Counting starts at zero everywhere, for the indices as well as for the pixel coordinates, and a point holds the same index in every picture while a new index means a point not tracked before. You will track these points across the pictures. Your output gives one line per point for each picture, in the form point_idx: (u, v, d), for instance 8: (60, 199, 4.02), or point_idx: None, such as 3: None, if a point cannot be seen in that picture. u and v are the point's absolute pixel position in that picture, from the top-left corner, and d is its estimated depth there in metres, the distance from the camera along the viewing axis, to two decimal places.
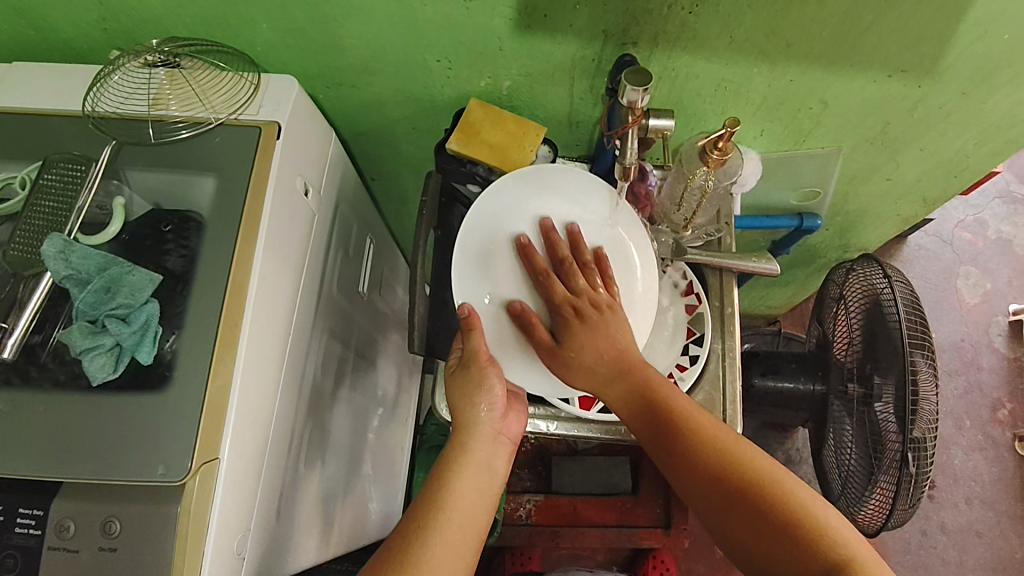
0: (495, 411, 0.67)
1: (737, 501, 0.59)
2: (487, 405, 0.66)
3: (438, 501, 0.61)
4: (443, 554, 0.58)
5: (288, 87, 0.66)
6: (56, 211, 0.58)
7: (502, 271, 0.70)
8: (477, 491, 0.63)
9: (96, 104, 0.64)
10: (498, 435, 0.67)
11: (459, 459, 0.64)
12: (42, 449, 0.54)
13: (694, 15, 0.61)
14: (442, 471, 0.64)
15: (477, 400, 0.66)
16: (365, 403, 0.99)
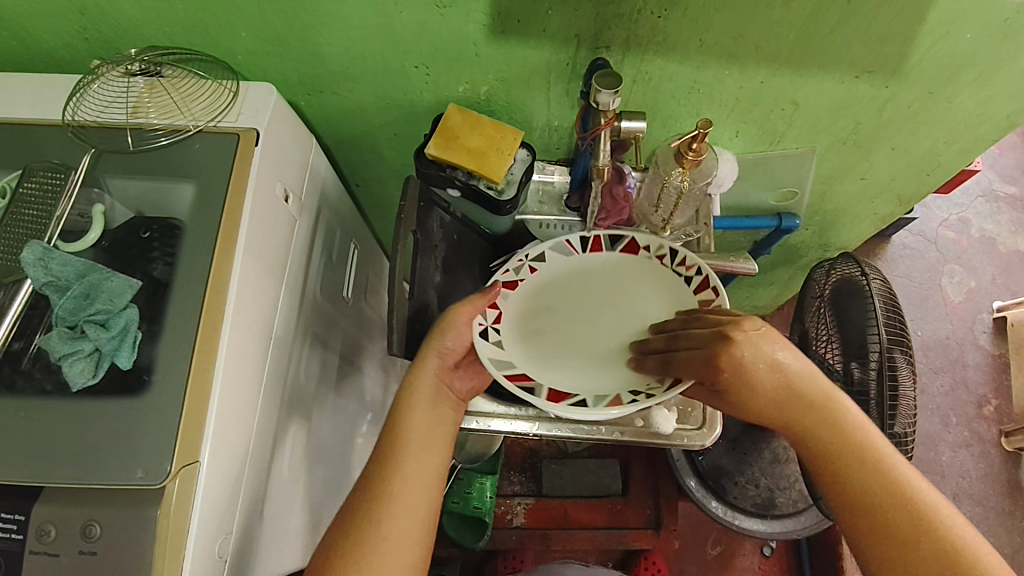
0: (447, 362, 0.67)
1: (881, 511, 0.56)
2: (439, 356, 0.66)
3: (393, 455, 0.62)
4: (403, 512, 0.60)
5: (267, 94, 0.67)
6: (37, 219, 0.59)
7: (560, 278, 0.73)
8: (425, 441, 0.64)
9: (76, 112, 0.65)
10: (444, 385, 0.67)
11: (410, 412, 0.65)
12: (23, 453, 0.54)
13: (663, 18, 0.62)
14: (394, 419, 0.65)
15: (438, 355, 0.66)
16: (352, 409, 1.00)
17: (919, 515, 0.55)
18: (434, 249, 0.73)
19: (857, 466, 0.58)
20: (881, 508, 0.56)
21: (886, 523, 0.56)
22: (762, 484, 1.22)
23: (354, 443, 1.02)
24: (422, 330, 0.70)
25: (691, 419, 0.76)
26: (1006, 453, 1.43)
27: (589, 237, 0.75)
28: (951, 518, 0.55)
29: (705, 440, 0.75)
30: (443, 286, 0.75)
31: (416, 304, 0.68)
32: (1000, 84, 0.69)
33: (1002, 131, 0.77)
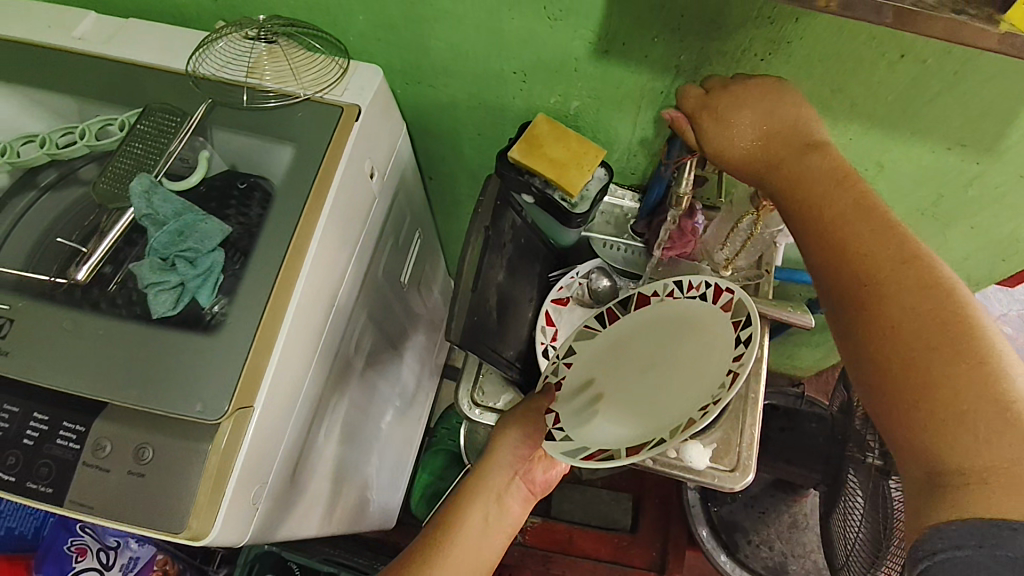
0: (521, 457, 0.69)
1: (911, 305, 0.46)
2: (513, 450, 0.68)
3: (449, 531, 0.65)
4: None
5: (373, 75, 0.70)
6: (150, 153, 0.63)
7: (607, 353, 0.67)
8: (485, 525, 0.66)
9: (198, 65, 0.69)
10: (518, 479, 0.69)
11: (475, 491, 0.68)
12: (92, 368, 0.57)
13: (765, 62, 0.64)
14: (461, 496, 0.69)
15: (509, 442, 0.69)
16: (385, 397, 1.01)
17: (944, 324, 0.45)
18: (502, 247, 0.75)
19: (921, 335, 0.45)
20: (924, 332, 0.45)
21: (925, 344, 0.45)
22: (777, 547, 1.24)
23: (380, 428, 1.04)
24: (478, 323, 0.71)
25: (724, 461, 0.76)
26: None
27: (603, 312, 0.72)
28: None
29: (736, 483, 0.74)
30: (504, 285, 0.77)
31: (478, 297, 0.70)
32: None
33: None
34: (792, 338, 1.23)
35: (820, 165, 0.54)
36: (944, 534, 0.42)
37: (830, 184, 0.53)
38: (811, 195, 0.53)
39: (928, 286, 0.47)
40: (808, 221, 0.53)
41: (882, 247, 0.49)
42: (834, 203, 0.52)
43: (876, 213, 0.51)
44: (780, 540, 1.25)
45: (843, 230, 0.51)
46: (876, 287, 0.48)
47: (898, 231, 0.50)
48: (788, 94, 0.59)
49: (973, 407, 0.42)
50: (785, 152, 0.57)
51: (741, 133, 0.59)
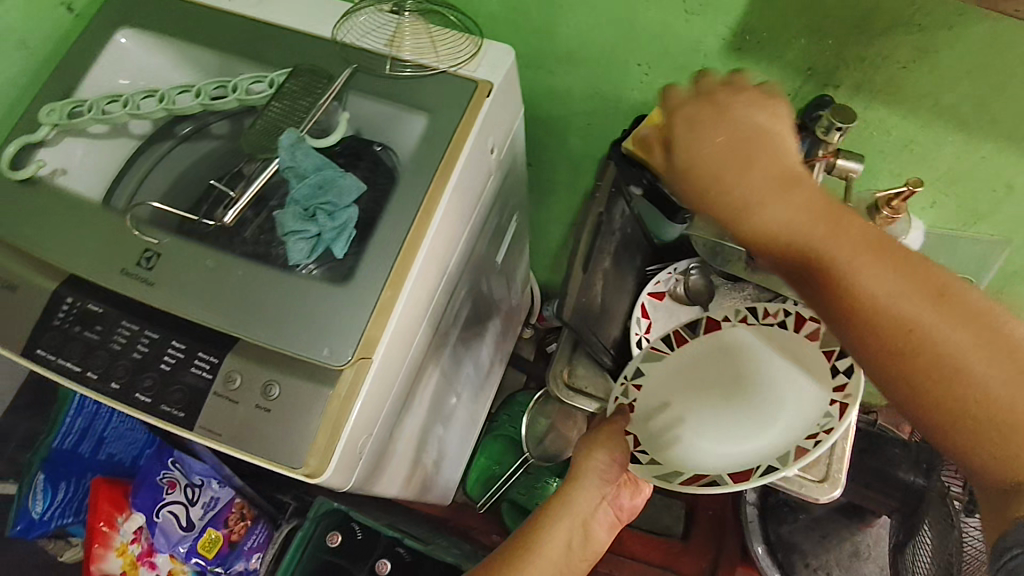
0: (606, 480, 0.68)
1: (944, 349, 0.41)
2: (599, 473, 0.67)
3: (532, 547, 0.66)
4: None
5: (506, 54, 0.72)
6: (299, 111, 0.66)
7: (675, 370, 0.67)
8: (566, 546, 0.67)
9: (342, 32, 0.72)
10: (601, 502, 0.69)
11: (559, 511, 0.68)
12: (232, 306, 0.61)
13: (906, 70, 0.63)
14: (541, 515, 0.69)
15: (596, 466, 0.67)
16: (457, 391, 1.02)
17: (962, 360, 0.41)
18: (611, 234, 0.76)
19: (958, 339, 0.41)
20: (952, 371, 0.41)
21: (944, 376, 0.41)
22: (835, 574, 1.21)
23: (457, 404, 1.06)
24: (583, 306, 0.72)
25: (813, 471, 0.75)
26: None
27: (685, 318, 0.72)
28: None
29: (822, 495, 0.73)
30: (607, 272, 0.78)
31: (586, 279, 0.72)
32: None
33: None
34: None
35: (757, 156, 0.46)
36: (1015, 537, 0.43)
37: (774, 176, 0.45)
38: (725, 169, 0.46)
39: (955, 313, 0.41)
40: (723, 203, 0.46)
41: (792, 229, 0.44)
42: (766, 202, 0.45)
43: (849, 221, 0.44)
44: (840, 568, 1.22)
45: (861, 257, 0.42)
46: (894, 320, 0.42)
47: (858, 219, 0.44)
48: (736, 106, 0.49)
49: (1022, 412, 0.40)
50: (717, 122, 0.48)
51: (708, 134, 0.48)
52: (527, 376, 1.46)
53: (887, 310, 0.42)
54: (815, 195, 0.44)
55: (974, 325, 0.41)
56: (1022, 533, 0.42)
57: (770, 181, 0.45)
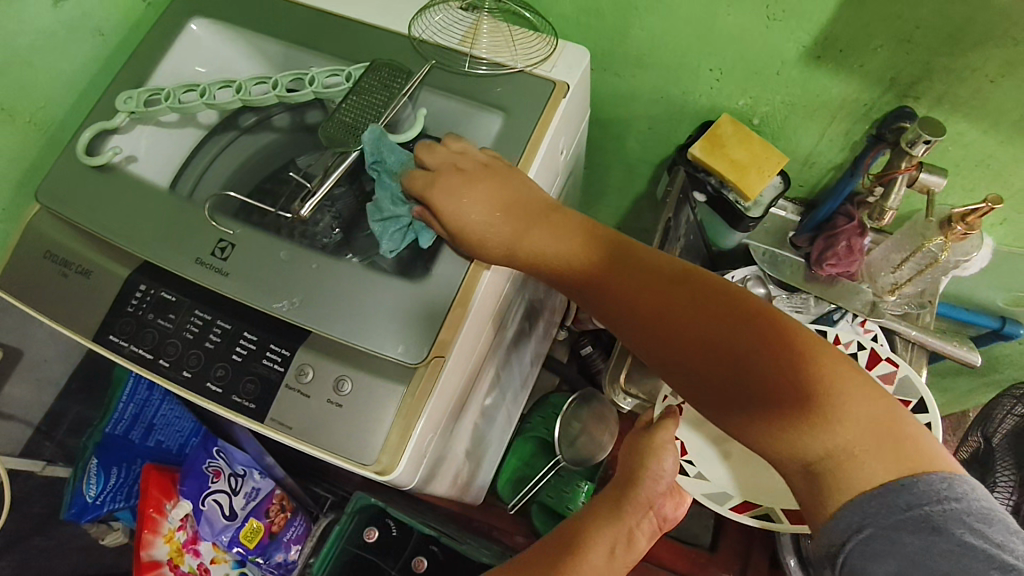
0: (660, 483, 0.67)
1: (722, 367, 0.47)
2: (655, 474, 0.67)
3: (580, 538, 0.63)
4: None
5: (582, 54, 0.71)
6: (376, 106, 0.65)
7: None
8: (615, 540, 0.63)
9: (417, 28, 0.72)
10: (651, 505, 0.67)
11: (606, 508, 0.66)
12: (306, 300, 0.61)
13: (993, 84, 0.62)
14: (591, 521, 0.65)
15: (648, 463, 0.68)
16: (502, 399, 1.02)
17: (804, 398, 0.44)
18: None
19: (853, 438, 0.43)
20: (782, 411, 0.45)
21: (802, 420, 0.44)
22: None
23: (502, 405, 1.06)
24: None
25: None
26: None
27: None
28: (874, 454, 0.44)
29: None
30: None
31: None
32: None
33: None
34: None
35: (507, 199, 0.56)
36: (848, 522, 0.44)
37: (541, 217, 0.55)
38: (634, 247, 0.53)
39: (726, 340, 0.47)
40: (540, 268, 0.55)
41: (592, 264, 0.53)
42: (540, 236, 0.55)
43: (663, 272, 0.51)
44: None
45: (625, 292, 0.51)
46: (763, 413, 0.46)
47: (656, 259, 0.52)
48: (512, 175, 0.58)
49: (851, 442, 0.43)
50: (531, 216, 0.56)
51: (469, 210, 0.56)
52: (559, 380, 1.45)
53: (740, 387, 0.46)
54: (577, 226, 0.55)
55: (763, 346, 0.46)
56: (837, 531, 0.45)
57: (546, 221, 0.55)
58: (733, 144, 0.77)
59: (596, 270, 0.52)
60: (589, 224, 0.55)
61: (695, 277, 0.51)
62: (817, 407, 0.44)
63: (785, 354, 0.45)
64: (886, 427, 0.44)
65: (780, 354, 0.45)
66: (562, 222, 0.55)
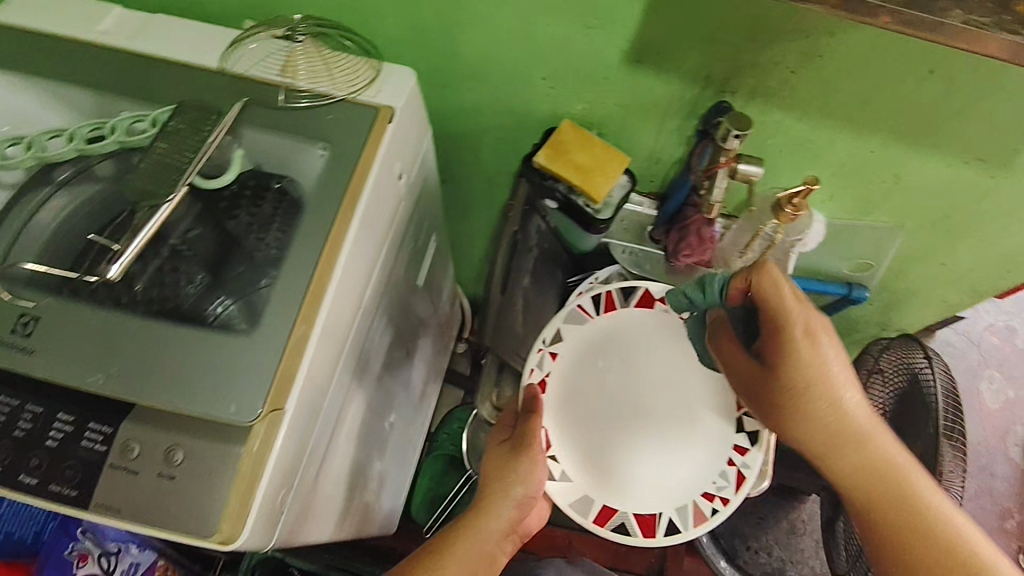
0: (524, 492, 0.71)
1: (853, 452, 0.65)
2: (520, 484, 0.71)
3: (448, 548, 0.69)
4: None
5: (407, 77, 0.70)
6: (184, 151, 0.61)
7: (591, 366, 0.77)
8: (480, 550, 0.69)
9: (229, 62, 0.68)
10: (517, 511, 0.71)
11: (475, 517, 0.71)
12: (125, 368, 0.56)
13: (796, 75, 0.65)
14: (459, 529, 0.71)
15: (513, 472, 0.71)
16: (388, 421, 1.01)
17: (797, 391, 0.64)
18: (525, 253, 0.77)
19: (843, 422, 0.64)
20: (869, 476, 0.64)
21: (878, 485, 0.64)
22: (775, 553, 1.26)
23: (390, 430, 1.05)
24: None
25: None
26: None
27: (601, 294, 0.79)
28: (881, 434, 0.65)
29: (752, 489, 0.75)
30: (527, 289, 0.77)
31: None
32: None
33: None
34: None
35: (773, 327, 0.62)
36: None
37: (777, 329, 0.62)
38: (782, 312, 0.61)
39: (808, 393, 0.64)
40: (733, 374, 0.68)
41: (763, 370, 0.65)
42: (783, 353, 0.63)
43: (798, 354, 0.62)
44: (778, 545, 1.26)
45: (779, 374, 0.64)
46: (837, 458, 0.65)
47: (789, 312, 0.61)
48: (767, 274, 0.60)
49: (858, 463, 0.65)
50: (778, 321, 0.62)
51: (773, 303, 0.61)
52: (464, 392, 1.44)
53: (830, 454, 0.65)
54: (780, 301, 0.61)
55: (796, 394, 0.64)
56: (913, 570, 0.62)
57: (802, 341, 0.62)
58: (577, 151, 0.77)
59: (785, 362, 0.63)
60: (781, 301, 0.60)
61: (781, 309, 0.61)
62: (862, 442, 0.64)
63: (807, 397, 0.64)
64: (886, 450, 0.64)
65: (800, 404, 0.64)
66: (799, 313, 0.61)
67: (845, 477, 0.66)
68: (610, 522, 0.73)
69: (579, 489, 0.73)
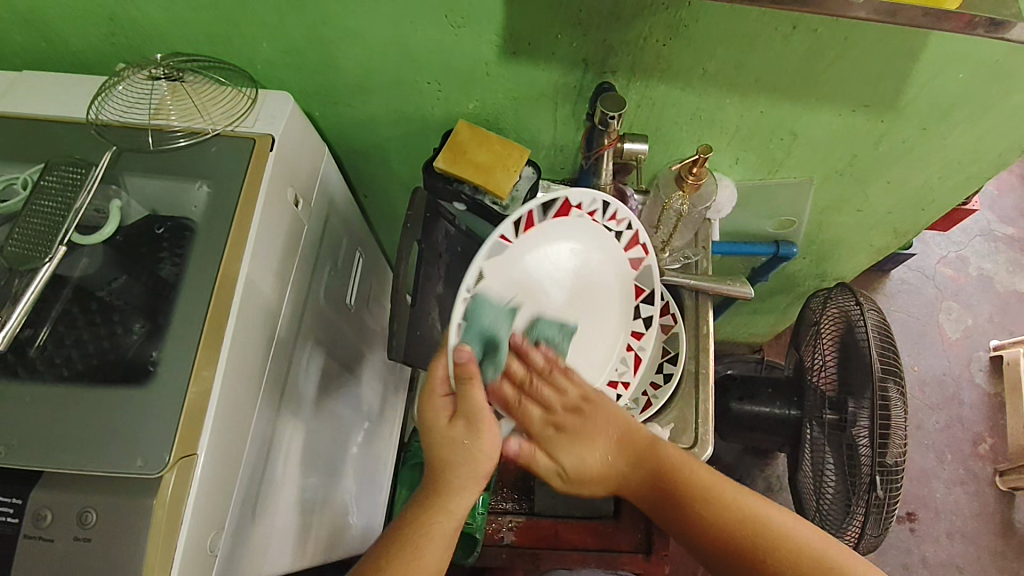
0: (478, 449, 0.62)
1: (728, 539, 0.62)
2: (469, 446, 0.62)
3: (415, 532, 0.61)
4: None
5: (284, 101, 0.70)
6: (57, 211, 0.60)
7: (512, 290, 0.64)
8: (448, 529, 0.62)
9: (100, 112, 0.68)
10: (479, 466, 0.62)
11: (443, 488, 0.62)
12: (25, 437, 0.55)
13: (667, 47, 0.65)
14: (418, 510, 0.62)
15: (464, 437, 0.62)
16: (343, 438, 1.00)
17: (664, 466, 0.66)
18: (439, 258, 0.76)
19: (706, 486, 0.65)
20: (727, 533, 0.62)
21: (746, 540, 0.61)
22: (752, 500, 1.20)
23: (349, 450, 1.04)
24: (423, 337, 0.71)
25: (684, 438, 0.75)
26: (1001, 492, 1.43)
27: (522, 216, 0.62)
28: (727, 489, 0.64)
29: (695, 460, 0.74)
30: (445, 295, 0.76)
31: (417, 312, 0.71)
32: (992, 122, 0.71)
33: (996, 168, 0.79)
34: (744, 308, 1.27)
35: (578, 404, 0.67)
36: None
37: (585, 411, 0.67)
38: (593, 411, 0.67)
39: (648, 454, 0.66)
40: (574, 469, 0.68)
41: (613, 475, 0.68)
42: (578, 447, 0.67)
43: (614, 422, 0.67)
44: None
45: (611, 454, 0.68)
46: (700, 518, 0.64)
47: (597, 441, 0.68)
48: (569, 418, 0.67)
49: (718, 513, 0.63)
50: (563, 408, 0.67)
51: (594, 451, 0.68)
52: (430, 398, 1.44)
53: (692, 520, 0.64)
54: (605, 430, 0.67)
55: (644, 456, 0.67)
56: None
57: (593, 440, 0.68)
58: (473, 147, 0.77)
59: (616, 441, 0.67)
60: (609, 437, 0.67)
61: (631, 432, 0.68)
62: (744, 517, 0.63)
63: (664, 470, 0.66)
64: (730, 501, 0.63)
65: (656, 474, 0.66)
66: (619, 421, 0.67)
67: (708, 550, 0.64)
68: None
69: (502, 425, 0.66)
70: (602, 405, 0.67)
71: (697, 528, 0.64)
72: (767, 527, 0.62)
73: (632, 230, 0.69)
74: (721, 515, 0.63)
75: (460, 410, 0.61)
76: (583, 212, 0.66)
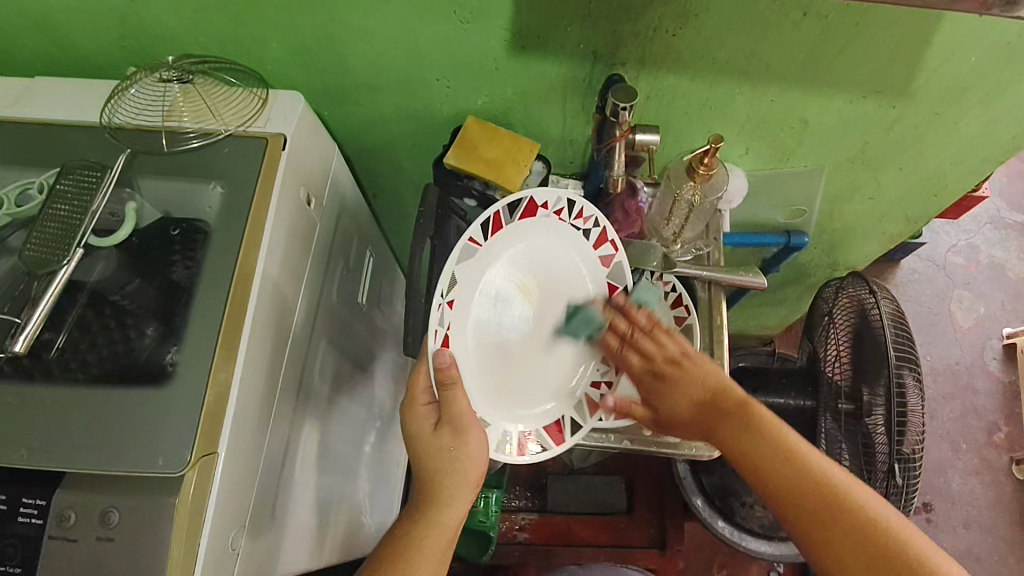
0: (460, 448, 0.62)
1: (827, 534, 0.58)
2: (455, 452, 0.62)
3: (407, 545, 0.59)
4: None
5: (295, 102, 0.70)
6: (72, 213, 0.61)
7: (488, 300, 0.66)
8: (442, 541, 0.60)
9: (112, 115, 0.68)
10: (464, 474, 0.62)
11: (433, 498, 0.61)
12: (46, 439, 0.55)
13: (677, 37, 0.65)
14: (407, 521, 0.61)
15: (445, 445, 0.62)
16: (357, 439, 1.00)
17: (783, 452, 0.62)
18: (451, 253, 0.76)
19: (809, 470, 0.60)
20: (816, 493, 0.59)
21: (826, 502, 0.59)
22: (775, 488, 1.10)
23: (363, 450, 1.04)
24: None
25: None
26: (1017, 481, 1.42)
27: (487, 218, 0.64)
28: (828, 463, 0.61)
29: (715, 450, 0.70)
30: None
31: None
32: (1005, 105, 0.70)
33: (1009, 152, 0.78)
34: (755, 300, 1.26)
35: (713, 399, 0.65)
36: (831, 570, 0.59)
37: (690, 395, 0.66)
38: (726, 394, 0.66)
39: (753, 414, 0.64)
40: (671, 398, 0.66)
41: (711, 408, 0.66)
42: (675, 397, 0.66)
43: (710, 385, 0.65)
44: None
45: (692, 419, 0.66)
46: (775, 472, 0.61)
47: (703, 383, 0.65)
48: (694, 365, 0.66)
49: (801, 473, 0.60)
50: (666, 365, 0.66)
51: (691, 387, 0.66)
52: None
53: (766, 470, 0.61)
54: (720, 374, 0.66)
55: (710, 403, 0.66)
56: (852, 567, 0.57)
57: (698, 394, 0.66)
58: (484, 143, 0.76)
59: (717, 393, 0.65)
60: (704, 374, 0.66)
61: (733, 389, 0.66)
62: (841, 523, 0.58)
63: (727, 399, 0.65)
64: (822, 468, 0.61)
65: (727, 415, 0.65)
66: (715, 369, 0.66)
67: (780, 487, 0.61)
68: (529, 450, 0.67)
69: (496, 432, 0.66)
70: (714, 373, 0.66)
71: (785, 478, 0.60)
72: (881, 532, 0.57)
73: (600, 226, 0.68)
74: (807, 491, 0.60)
75: (443, 416, 0.62)
76: (549, 212, 0.67)
